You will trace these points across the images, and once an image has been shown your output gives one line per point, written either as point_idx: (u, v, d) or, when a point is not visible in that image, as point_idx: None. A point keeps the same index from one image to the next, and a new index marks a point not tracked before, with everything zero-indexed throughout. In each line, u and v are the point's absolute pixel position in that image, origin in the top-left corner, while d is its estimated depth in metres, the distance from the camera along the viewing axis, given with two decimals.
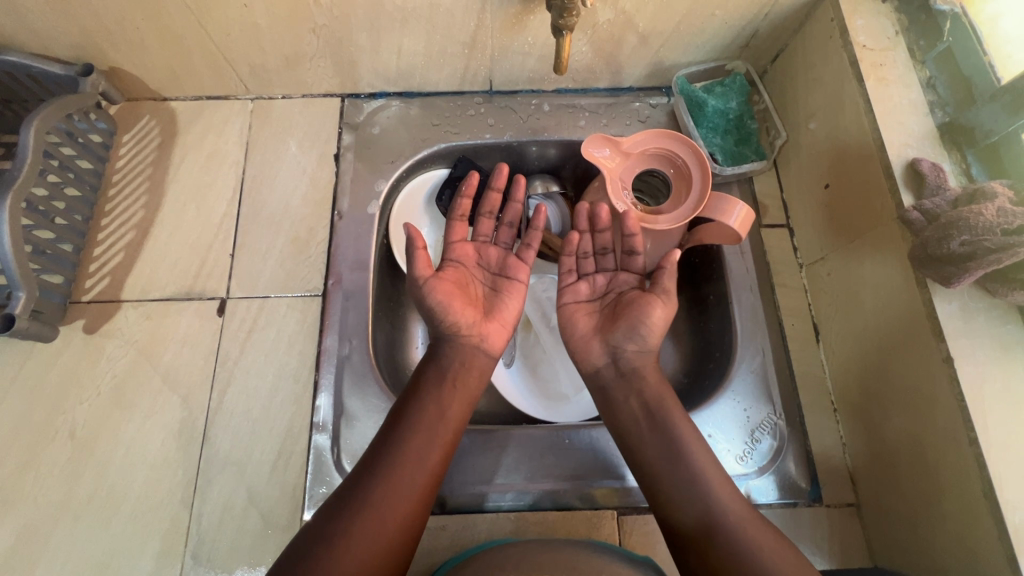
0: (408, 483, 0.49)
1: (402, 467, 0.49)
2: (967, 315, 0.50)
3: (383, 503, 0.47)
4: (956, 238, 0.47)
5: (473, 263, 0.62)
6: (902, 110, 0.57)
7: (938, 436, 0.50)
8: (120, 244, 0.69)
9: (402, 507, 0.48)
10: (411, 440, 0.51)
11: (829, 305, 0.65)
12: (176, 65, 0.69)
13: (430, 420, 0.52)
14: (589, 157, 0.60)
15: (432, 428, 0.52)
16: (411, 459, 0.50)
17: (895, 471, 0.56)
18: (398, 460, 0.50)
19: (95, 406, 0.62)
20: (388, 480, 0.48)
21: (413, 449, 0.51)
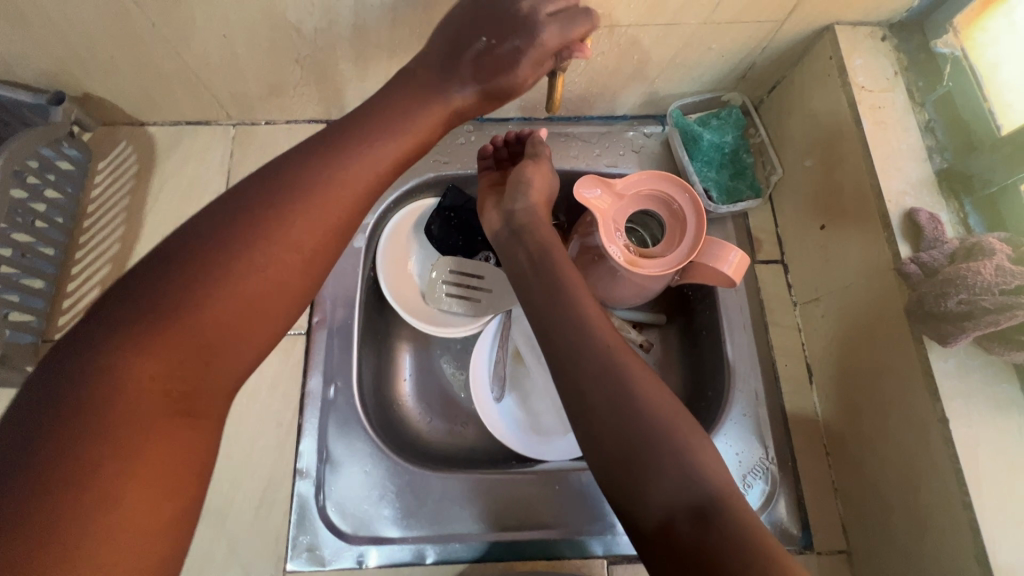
0: (314, 225, 0.44)
1: (249, 261, 0.41)
2: (964, 373, 0.49)
3: (274, 243, 0.42)
4: (954, 296, 0.47)
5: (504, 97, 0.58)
6: (899, 156, 0.56)
7: (929, 491, 0.50)
8: (96, 278, 0.67)
9: (254, 284, 0.41)
10: (320, 166, 0.45)
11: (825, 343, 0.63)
12: (153, 91, 0.66)
13: (308, 171, 0.45)
14: (579, 197, 0.58)
15: (349, 169, 0.46)
16: (319, 198, 0.44)
17: (884, 518, 0.55)
18: (311, 194, 0.44)
19: None
20: (275, 241, 0.42)
21: (329, 179, 0.45)
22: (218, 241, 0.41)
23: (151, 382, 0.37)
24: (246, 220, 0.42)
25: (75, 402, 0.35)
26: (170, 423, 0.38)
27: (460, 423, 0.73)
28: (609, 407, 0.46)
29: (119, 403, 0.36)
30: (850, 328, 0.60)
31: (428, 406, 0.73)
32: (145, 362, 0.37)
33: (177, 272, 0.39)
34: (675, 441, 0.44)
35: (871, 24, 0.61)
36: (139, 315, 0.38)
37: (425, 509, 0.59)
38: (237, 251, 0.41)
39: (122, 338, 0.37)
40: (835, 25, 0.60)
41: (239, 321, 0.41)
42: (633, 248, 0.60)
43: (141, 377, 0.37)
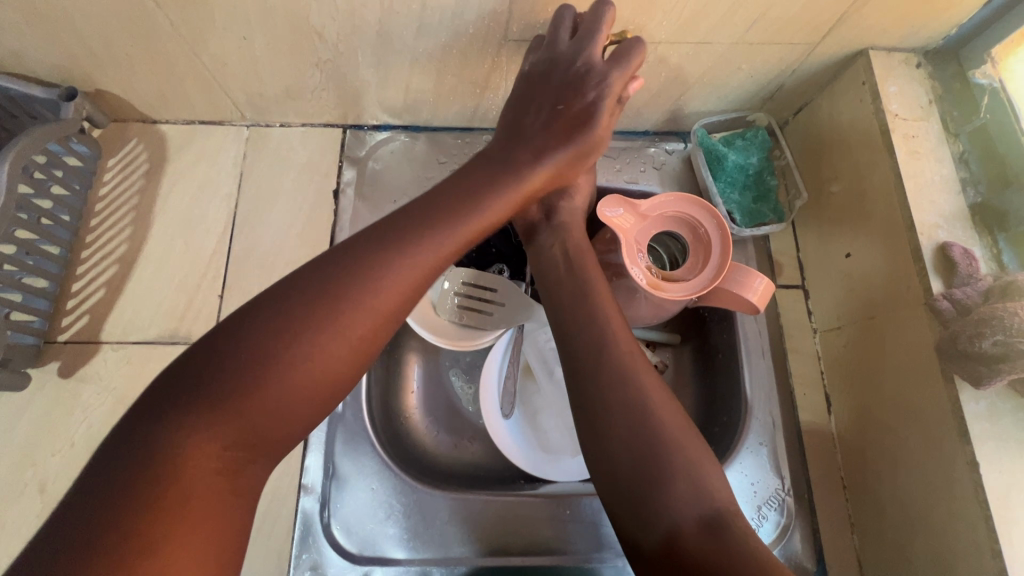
0: (379, 300, 0.41)
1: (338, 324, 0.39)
2: (995, 415, 0.48)
3: (339, 321, 0.39)
4: (989, 337, 0.46)
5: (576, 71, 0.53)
6: (933, 187, 0.55)
7: (953, 532, 0.49)
8: (103, 279, 0.65)
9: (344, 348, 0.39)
10: (397, 247, 0.42)
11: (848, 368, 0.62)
12: (167, 89, 0.65)
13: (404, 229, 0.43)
14: (602, 217, 0.57)
15: (422, 242, 0.43)
16: (392, 272, 0.41)
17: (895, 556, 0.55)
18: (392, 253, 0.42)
19: (68, 458, 0.58)
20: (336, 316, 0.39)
21: (398, 253, 0.42)
22: (286, 311, 0.38)
23: (212, 460, 0.35)
24: (311, 300, 0.39)
25: (143, 476, 0.33)
26: (224, 499, 0.36)
27: (466, 439, 0.71)
28: (626, 443, 0.47)
29: (176, 482, 0.34)
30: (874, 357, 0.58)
31: (435, 419, 0.72)
32: (211, 436, 0.35)
33: (244, 355, 0.36)
34: (694, 479, 0.45)
35: (905, 50, 0.59)
36: (203, 399, 0.35)
37: (434, 530, 0.58)
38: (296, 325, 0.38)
39: (193, 411, 0.35)
40: (869, 50, 0.59)
41: (299, 395, 0.38)
42: (655, 270, 0.58)
43: (204, 452, 0.35)
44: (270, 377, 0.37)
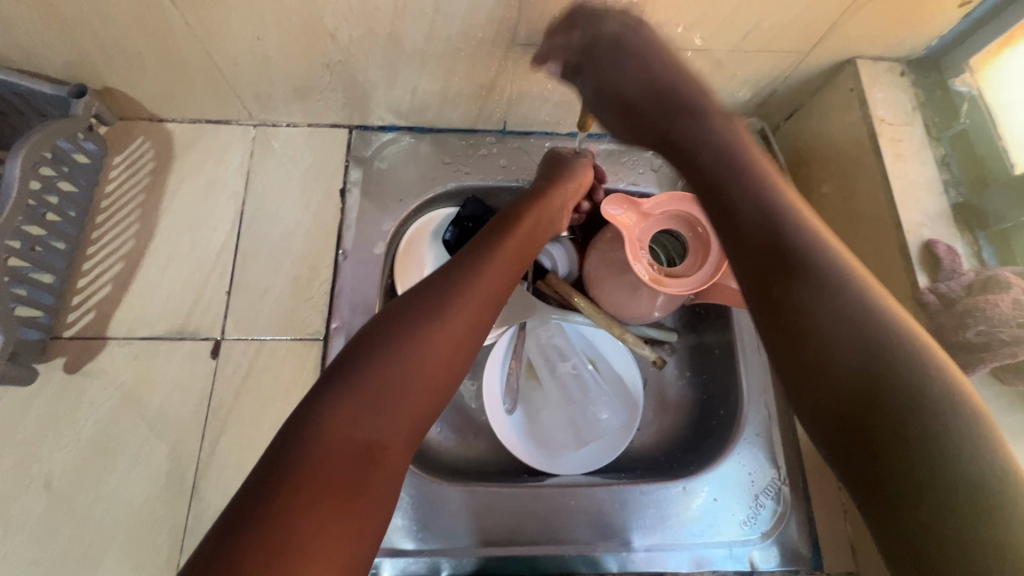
0: (463, 319, 0.47)
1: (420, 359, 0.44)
2: (979, 401, 0.51)
3: (437, 331, 0.46)
4: (972, 327, 0.49)
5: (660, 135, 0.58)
6: (919, 188, 0.58)
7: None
8: (108, 275, 0.65)
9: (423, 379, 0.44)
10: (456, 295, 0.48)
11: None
12: (177, 88, 0.66)
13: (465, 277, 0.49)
14: (605, 215, 0.59)
15: (491, 272, 0.51)
16: (473, 295, 0.49)
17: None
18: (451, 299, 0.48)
19: (74, 453, 0.58)
20: (439, 324, 0.46)
21: (480, 276, 0.50)
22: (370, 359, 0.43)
23: (351, 441, 0.40)
24: (412, 318, 0.46)
25: (256, 509, 0.36)
26: (362, 485, 0.39)
27: (471, 434, 0.73)
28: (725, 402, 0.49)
29: (320, 464, 0.38)
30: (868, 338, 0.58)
31: (440, 414, 0.73)
32: (343, 414, 0.41)
33: (366, 360, 0.43)
34: None
35: (890, 59, 0.63)
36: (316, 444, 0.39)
37: (442, 521, 0.59)
38: (402, 331, 0.45)
39: (331, 398, 0.41)
40: (857, 59, 0.62)
41: (412, 388, 0.44)
42: (657, 266, 0.60)
43: (343, 434, 0.40)
44: (388, 372, 0.43)
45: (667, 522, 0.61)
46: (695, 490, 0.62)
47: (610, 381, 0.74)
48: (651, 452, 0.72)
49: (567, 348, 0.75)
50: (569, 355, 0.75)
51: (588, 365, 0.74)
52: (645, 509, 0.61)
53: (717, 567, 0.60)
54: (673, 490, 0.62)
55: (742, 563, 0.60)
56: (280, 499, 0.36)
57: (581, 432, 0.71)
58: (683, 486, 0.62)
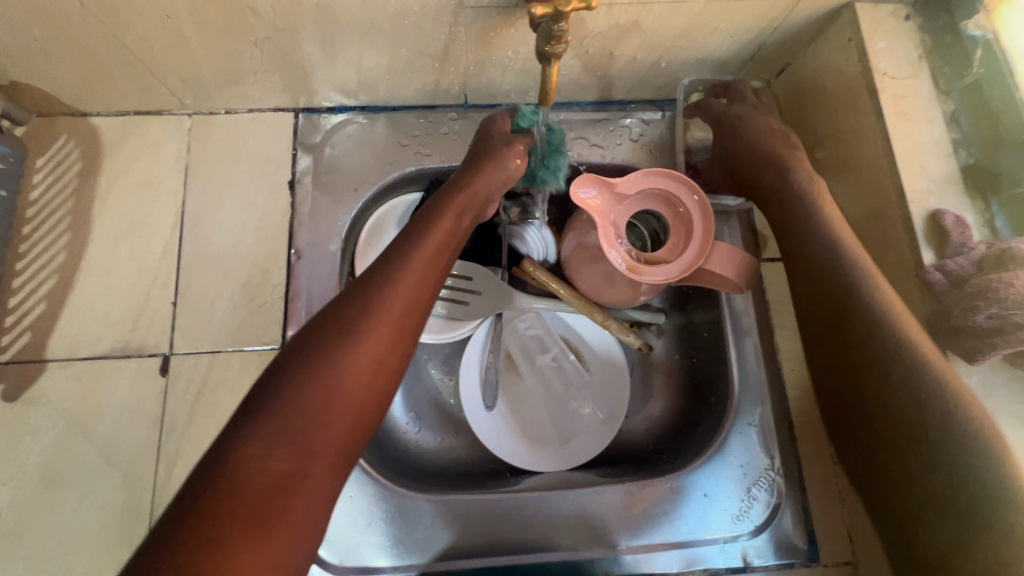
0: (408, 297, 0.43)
1: (371, 326, 0.40)
2: (988, 387, 0.47)
3: (344, 351, 0.39)
4: (984, 310, 0.44)
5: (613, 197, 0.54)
6: (924, 151, 0.52)
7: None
8: (42, 291, 0.60)
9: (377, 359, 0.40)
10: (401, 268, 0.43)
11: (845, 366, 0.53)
12: (94, 79, 0.59)
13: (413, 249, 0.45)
14: (575, 199, 0.53)
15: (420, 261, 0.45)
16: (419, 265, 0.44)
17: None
18: (394, 270, 0.43)
19: (21, 487, 0.54)
20: (346, 351, 0.39)
21: (412, 266, 0.44)
22: (310, 341, 0.39)
23: (266, 465, 0.34)
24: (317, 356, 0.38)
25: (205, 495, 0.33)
26: (280, 515, 0.34)
27: (451, 433, 0.69)
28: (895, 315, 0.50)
29: (231, 502, 0.33)
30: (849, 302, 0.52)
31: (416, 413, 0.69)
32: (258, 445, 0.35)
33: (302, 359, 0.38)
34: None
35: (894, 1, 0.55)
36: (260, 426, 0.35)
37: (417, 534, 0.56)
38: (305, 363, 0.38)
39: (237, 426, 0.36)
40: (855, 2, 0.55)
41: (327, 415, 0.37)
42: (635, 253, 0.54)
43: (258, 458, 0.35)
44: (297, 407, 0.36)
45: (657, 521, 0.58)
46: (684, 486, 0.59)
47: (595, 371, 0.70)
48: (640, 442, 0.69)
49: (546, 338, 0.70)
50: (548, 347, 0.70)
51: (570, 356, 0.70)
52: (632, 509, 0.58)
53: (708, 565, 0.58)
54: (662, 487, 0.59)
55: (734, 559, 0.58)
56: (180, 539, 0.31)
57: (564, 428, 0.67)
58: (672, 483, 0.59)
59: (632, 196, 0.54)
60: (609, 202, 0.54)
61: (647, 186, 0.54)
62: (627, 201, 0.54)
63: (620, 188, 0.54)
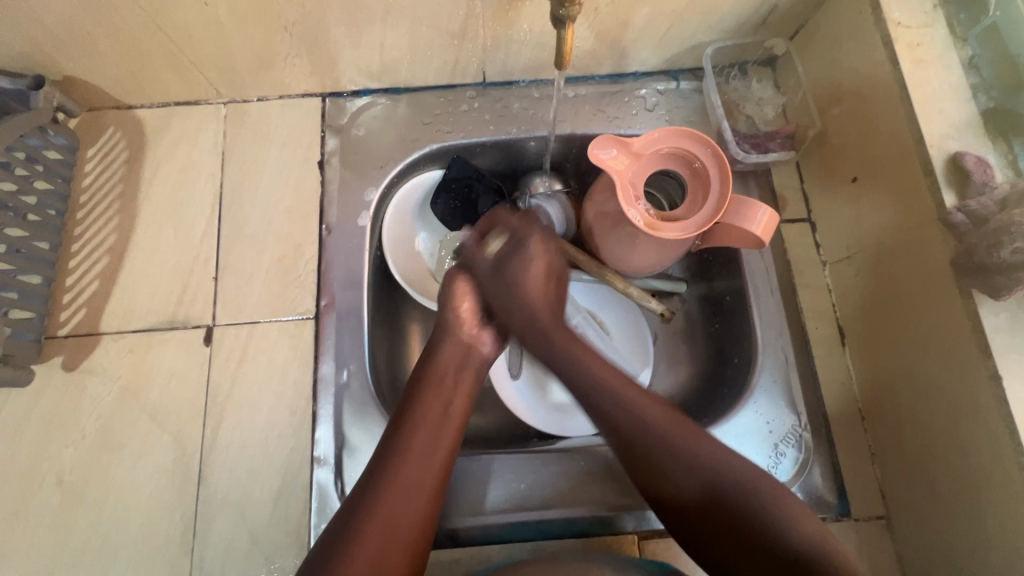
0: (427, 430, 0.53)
1: (404, 450, 0.51)
2: (1017, 323, 0.45)
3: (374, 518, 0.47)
4: (1007, 246, 0.43)
5: (631, 159, 0.55)
6: (941, 96, 0.52)
7: (982, 458, 0.47)
8: (95, 270, 0.64)
9: (418, 491, 0.50)
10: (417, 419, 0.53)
11: (934, 315, 0.51)
12: (139, 71, 0.63)
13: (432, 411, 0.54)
14: (594, 160, 0.54)
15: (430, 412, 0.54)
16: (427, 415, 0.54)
17: (986, 509, 0.47)
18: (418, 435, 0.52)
19: (81, 449, 0.58)
20: (376, 508, 0.48)
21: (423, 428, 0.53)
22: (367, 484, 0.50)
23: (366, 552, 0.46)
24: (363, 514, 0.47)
25: None
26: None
27: (478, 402, 0.71)
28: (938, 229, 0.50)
29: None
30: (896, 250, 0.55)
31: None
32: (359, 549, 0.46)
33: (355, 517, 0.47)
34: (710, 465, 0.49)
35: None
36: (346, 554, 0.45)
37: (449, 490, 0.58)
38: (368, 515, 0.48)
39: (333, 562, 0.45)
40: None
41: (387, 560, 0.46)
42: (654, 211, 0.56)
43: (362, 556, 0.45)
44: (373, 535, 0.47)
45: None
46: None
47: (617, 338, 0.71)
48: None
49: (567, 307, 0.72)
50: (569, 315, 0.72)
51: (592, 323, 0.71)
52: None
53: None
54: None
55: None
56: None
57: None
58: None
59: (648, 155, 0.55)
60: (623, 164, 0.55)
61: (659, 140, 0.55)
62: (644, 157, 0.55)
63: (631, 147, 0.55)
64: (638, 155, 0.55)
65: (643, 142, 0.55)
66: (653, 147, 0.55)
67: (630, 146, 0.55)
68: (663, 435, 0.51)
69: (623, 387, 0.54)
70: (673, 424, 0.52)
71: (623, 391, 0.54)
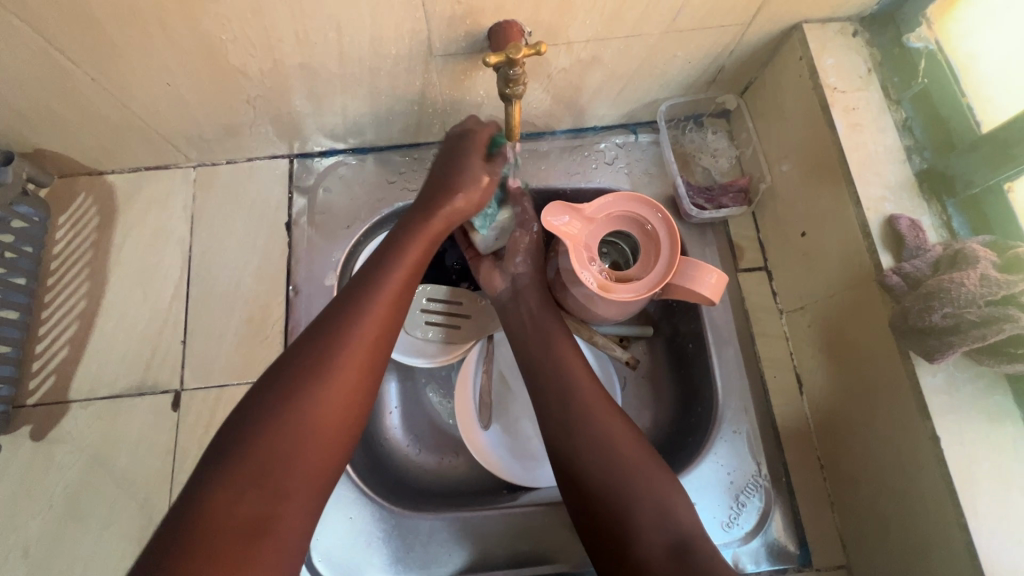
0: (345, 383, 0.47)
1: (314, 404, 0.45)
2: (954, 385, 0.47)
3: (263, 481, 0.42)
4: (938, 310, 0.45)
5: (585, 223, 0.57)
6: (877, 159, 0.54)
7: (925, 522, 0.48)
8: (65, 337, 0.65)
9: (321, 448, 0.45)
10: (351, 319, 0.49)
11: (875, 371, 0.52)
12: (107, 142, 0.65)
13: (368, 298, 0.50)
14: (547, 226, 0.56)
15: (356, 349, 0.48)
16: (355, 342, 0.48)
17: (934, 566, 0.48)
18: (344, 324, 0.48)
19: (48, 519, 0.58)
20: (266, 440, 0.43)
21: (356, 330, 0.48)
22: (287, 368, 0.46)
23: (234, 507, 0.40)
24: (260, 415, 0.43)
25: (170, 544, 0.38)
26: (252, 554, 0.40)
27: (449, 454, 0.72)
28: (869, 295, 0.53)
29: (197, 549, 0.38)
30: (843, 304, 0.56)
31: (417, 436, 0.72)
32: (225, 492, 0.40)
33: (251, 426, 0.43)
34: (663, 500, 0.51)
35: (840, 20, 0.58)
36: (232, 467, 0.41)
37: (414, 552, 0.59)
38: (267, 420, 0.43)
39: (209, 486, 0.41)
40: (804, 24, 0.58)
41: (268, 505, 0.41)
42: (607, 271, 0.57)
43: (225, 499, 0.40)
44: (259, 462, 0.42)
45: None
46: None
47: None
48: None
49: None
50: None
51: None
52: None
53: None
54: None
55: None
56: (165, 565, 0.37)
57: None
58: None
59: (600, 218, 0.57)
60: (578, 230, 0.57)
61: (610, 204, 0.57)
62: (597, 220, 0.57)
63: (582, 211, 0.57)
64: (591, 218, 0.57)
65: (595, 206, 0.57)
66: (604, 210, 0.57)
67: (582, 211, 0.57)
68: (630, 466, 0.52)
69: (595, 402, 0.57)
70: (640, 459, 0.53)
71: (610, 423, 0.55)
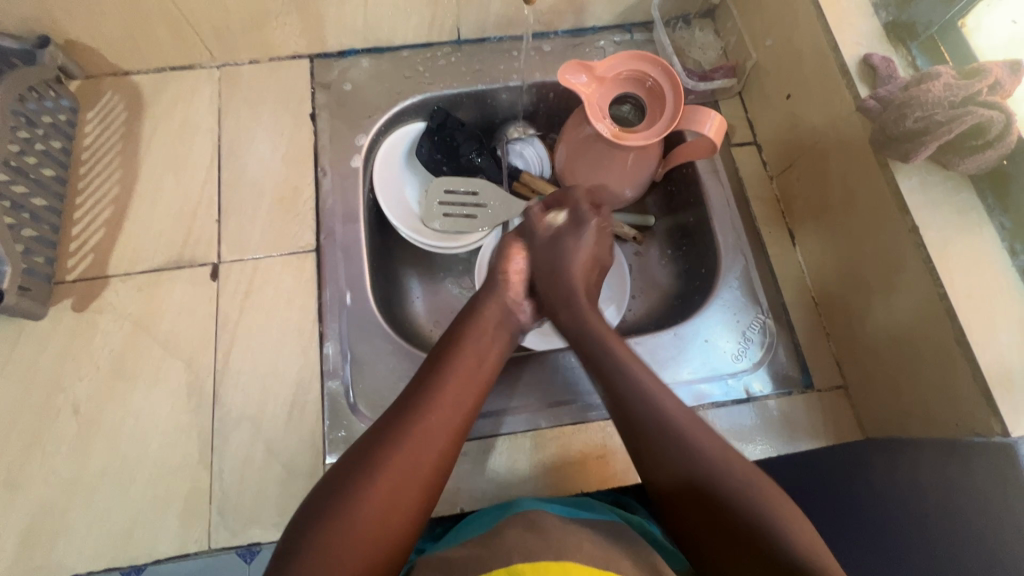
0: (436, 418, 0.50)
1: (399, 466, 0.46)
2: (926, 186, 0.54)
3: (343, 537, 0.42)
4: (911, 115, 0.51)
5: (598, 83, 0.63)
6: (850, 14, 0.61)
7: (929, 333, 0.53)
8: (101, 219, 0.67)
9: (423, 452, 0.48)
10: (423, 404, 0.51)
11: (862, 194, 0.59)
12: (136, 34, 0.68)
13: (442, 390, 0.52)
14: (565, 83, 0.62)
15: (433, 426, 0.50)
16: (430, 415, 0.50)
17: (924, 350, 0.54)
18: (418, 413, 0.50)
19: (96, 380, 0.61)
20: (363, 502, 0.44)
21: (432, 405, 0.50)
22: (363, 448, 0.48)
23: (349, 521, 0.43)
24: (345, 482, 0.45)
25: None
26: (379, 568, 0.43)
27: None
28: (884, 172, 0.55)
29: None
30: (827, 148, 0.64)
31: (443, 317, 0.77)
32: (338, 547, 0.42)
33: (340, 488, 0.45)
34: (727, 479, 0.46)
35: None
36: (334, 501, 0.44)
37: None
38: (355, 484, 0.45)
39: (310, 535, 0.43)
40: None
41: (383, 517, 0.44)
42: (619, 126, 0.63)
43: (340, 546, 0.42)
44: (363, 474, 0.45)
45: (664, 365, 0.65)
46: (685, 335, 0.66)
47: None
48: (644, 323, 0.76)
49: None
50: None
51: None
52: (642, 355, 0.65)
53: (715, 399, 0.64)
54: (666, 337, 0.66)
55: (739, 391, 0.64)
56: None
57: None
58: (675, 333, 0.66)
59: (611, 79, 0.63)
60: (591, 91, 0.63)
61: (619, 64, 0.63)
62: (608, 81, 0.63)
63: (595, 73, 0.62)
64: (602, 79, 0.63)
65: (606, 66, 0.63)
66: (614, 71, 0.63)
67: (595, 71, 0.63)
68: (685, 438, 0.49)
69: (623, 371, 0.54)
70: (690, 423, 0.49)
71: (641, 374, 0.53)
